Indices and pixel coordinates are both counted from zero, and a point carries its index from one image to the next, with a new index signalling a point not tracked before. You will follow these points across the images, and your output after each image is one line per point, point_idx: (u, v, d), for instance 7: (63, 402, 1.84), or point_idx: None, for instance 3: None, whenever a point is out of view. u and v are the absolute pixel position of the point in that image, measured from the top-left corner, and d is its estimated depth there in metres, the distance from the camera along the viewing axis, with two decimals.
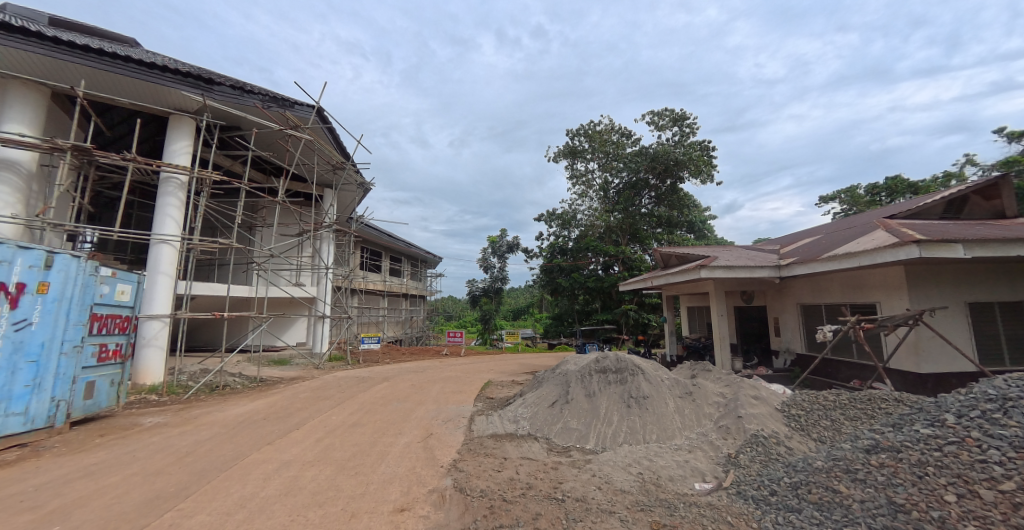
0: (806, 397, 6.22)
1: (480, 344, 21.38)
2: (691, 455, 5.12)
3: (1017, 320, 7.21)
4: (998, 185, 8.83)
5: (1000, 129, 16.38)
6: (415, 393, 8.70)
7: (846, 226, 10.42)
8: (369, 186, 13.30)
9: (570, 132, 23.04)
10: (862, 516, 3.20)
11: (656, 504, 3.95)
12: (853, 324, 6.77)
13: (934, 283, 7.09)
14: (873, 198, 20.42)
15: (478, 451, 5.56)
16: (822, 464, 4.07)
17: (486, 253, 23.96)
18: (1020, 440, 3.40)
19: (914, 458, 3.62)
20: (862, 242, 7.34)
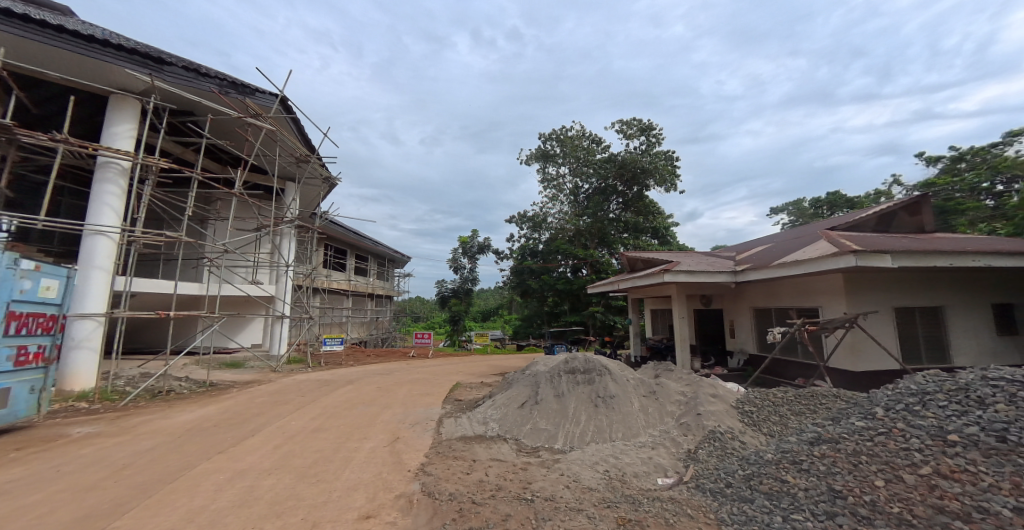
0: (758, 394, 6.51)
1: (450, 345, 21.53)
2: (654, 451, 5.21)
3: (937, 323, 7.89)
4: (920, 203, 9.73)
5: (920, 154, 18.24)
6: (382, 396, 8.43)
7: (794, 235, 11.07)
8: (335, 181, 12.68)
9: (542, 135, 23.15)
10: (807, 503, 3.35)
11: (622, 500, 3.98)
12: (801, 325, 7.15)
13: (869, 289, 7.65)
14: (816, 211, 22.19)
15: (447, 454, 5.41)
16: (772, 456, 4.25)
17: (456, 253, 23.63)
18: (938, 427, 3.69)
19: (850, 448, 3.83)
20: (809, 250, 7.80)
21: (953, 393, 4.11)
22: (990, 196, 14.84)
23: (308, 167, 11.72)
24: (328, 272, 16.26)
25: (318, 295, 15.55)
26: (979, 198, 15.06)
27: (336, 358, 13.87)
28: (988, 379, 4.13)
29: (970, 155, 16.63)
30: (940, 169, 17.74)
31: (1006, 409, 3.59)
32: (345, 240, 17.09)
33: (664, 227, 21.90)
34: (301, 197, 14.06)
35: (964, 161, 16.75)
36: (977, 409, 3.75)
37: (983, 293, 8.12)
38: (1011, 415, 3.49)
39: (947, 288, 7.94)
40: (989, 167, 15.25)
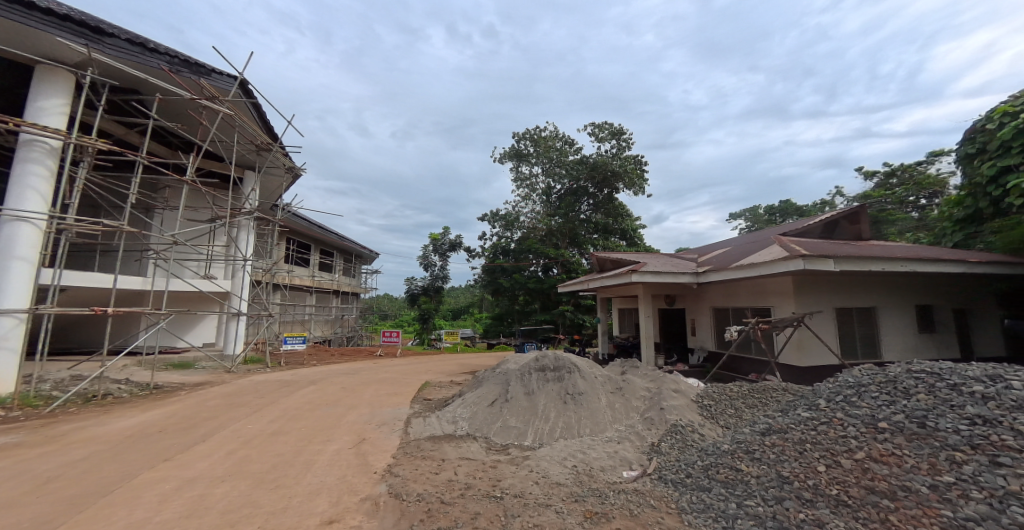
0: (716, 389, 6.71)
1: (418, 344, 21.08)
2: (620, 445, 5.24)
3: (871, 322, 8.44)
4: (858, 213, 10.39)
5: (859, 169, 19.63)
6: (347, 396, 8.10)
7: (750, 240, 11.59)
8: (299, 172, 12.07)
9: (516, 135, 23.10)
10: (759, 490, 3.50)
11: (589, 493, 3.97)
12: (755, 324, 7.47)
13: (815, 291, 8.09)
14: (770, 218, 23.45)
15: (415, 454, 5.23)
16: (728, 446, 4.36)
17: (427, 250, 23.17)
18: (869, 415, 3.88)
19: (797, 437, 3.97)
20: (763, 254, 8.15)
21: (882, 385, 4.30)
22: (915, 208, 16.07)
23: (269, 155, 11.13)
24: (290, 268, 15.50)
25: (278, 291, 14.81)
26: (907, 210, 16.32)
27: (297, 358, 13.21)
28: (913, 370, 4.35)
29: (900, 171, 17.90)
30: (875, 183, 19.13)
31: (927, 398, 3.80)
32: (309, 234, 16.39)
33: (633, 229, 22.26)
34: (262, 187, 13.33)
35: (895, 177, 18.03)
36: (903, 398, 3.95)
37: (912, 295, 8.73)
38: (931, 403, 3.71)
39: (881, 290, 8.51)
40: (915, 183, 16.50)
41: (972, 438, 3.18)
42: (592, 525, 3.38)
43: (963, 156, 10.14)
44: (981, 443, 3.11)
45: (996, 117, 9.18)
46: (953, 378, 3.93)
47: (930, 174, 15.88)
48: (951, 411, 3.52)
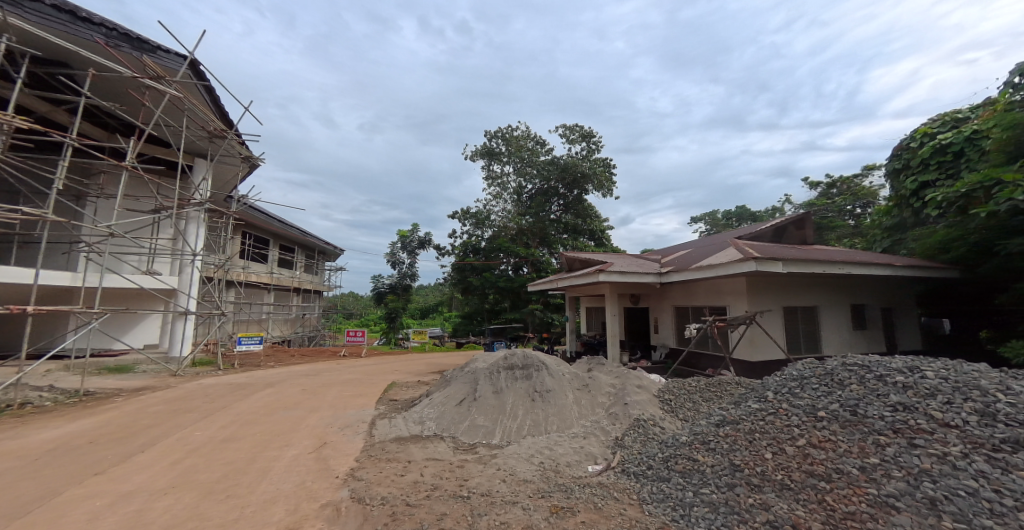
0: (676, 384, 6.87)
1: (385, 343, 20.48)
2: (586, 441, 5.23)
3: (813, 320, 8.90)
4: (803, 220, 10.96)
5: (807, 179, 20.88)
6: (308, 399, 7.68)
7: (709, 242, 12.01)
8: (257, 162, 11.37)
9: (488, 133, 22.89)
10: (713, 478, 3.59)
11: (555, 488, 3.92)
12: (712, 322, 7.74)
13: (766, 291, 8.47)
14: (727, 223, 24.54)
15: (380, 456, 4.99)
16: (686, 438, 4.41)
17: (395, 247, 22.57)
18: (810, 405, 4.02)
19: (748, 427, 4.06)
20: (720, 256, 8.44)
21: (821, 378, 4.42)
22: (852, 217, 17.28)
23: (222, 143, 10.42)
24: (245, 263, 14.61)
25: (232, 289, 13.94)
26: (845, 218, 17.55)
27: (253, 359, 12.45)
28: (848, 363, 4.49)
29: (839, 183, 19.19)
30: (819, 193, 20.40)
31: (858, 389, 3.94)
32: (267, 228, 15.53)
33: (601, 230, 22.57)
34: (215, 176, 12.49)
35: (834, 189, 19.31)
36: (838, 389, 4.09)
37: (850, 295, 9.26)
38: (861, 393, 3.86)
39: (823, 290, 8.99)
40: (851, 193, 17.72)
41: (894, 422, 3.36)
42: (558, 521, 3.33)
43: (889, 171, 11.00)
44: (901, 427, 3.29)
45: (917, 136, 10.10)
46: (879, 370, 4.09)
47: (864, 186, 17.10)
48: (877, 399, 3.69)
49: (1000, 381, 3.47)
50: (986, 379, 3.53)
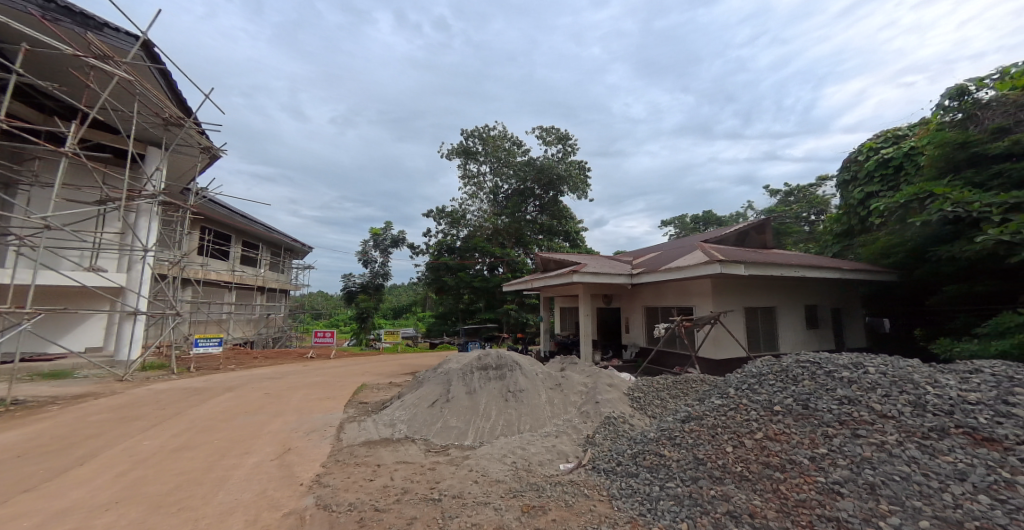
0: (645, 382, 6.91)
1: (356, 344, 19.87)
2: (558, 439, 5.17)
3: (771, 320, 9.21)
4: (764, 225, 11.39)
5: (769, 187, 21.82)
6: (270, 403, 7.27)
7: (678, 245, 12.29)
8: (217, 152, 10.72)
9: (464, 132, 22.62)
10: (678, 473, 3.58)
11: (527, 488, 3.82)
12: (679, 321, 7.88)
13: (730, 292, 8.71)
14: (695, 227, 25.32)
15: (348, 461, 4.74)
16: (653, 434, 4.36)
17: (367, 245, 21.94)
18: (767, 399, 4.03)
19: (711, 421, 4.04)
20: (687, 258, 8.61)
21: (777, 375, 4.39)
22: (807, 223, 18.19)
23: (178, 131, 9.78)
24: (204, 259, 13.78)
25: (189, 287, 13.17)
26: (801, 224, 18.45)
27: (210, 362, 11.74)
28: (801, 360, 4.52)
29: (796, 192, 20.15)
30: (779, 200, 21.33)
31: (810, 383, 4.01)
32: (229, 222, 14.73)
33: (576, 232, 22.71)
34: (170, 166, 11.72)
35: (793, 197, 20.27)
36: (791, 384, 4.13)
37: (805, 297, 9.66)
38: (812, 387, 3.93)
39: (781, 292, 9.33)
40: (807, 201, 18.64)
41: (840, 414, 3.45)
42: (529, 520, 3.25)
43: (839, 183, 11.56)
44: (847, 419, 3.39)
45: (863, 150, 10.71)
46: (828, 366, 4.17)
47: (817, 194, 18.06)
48: (825, 393, 3.77)
49: (929, 375, 3.66)
50: (918, 373, 3.72)
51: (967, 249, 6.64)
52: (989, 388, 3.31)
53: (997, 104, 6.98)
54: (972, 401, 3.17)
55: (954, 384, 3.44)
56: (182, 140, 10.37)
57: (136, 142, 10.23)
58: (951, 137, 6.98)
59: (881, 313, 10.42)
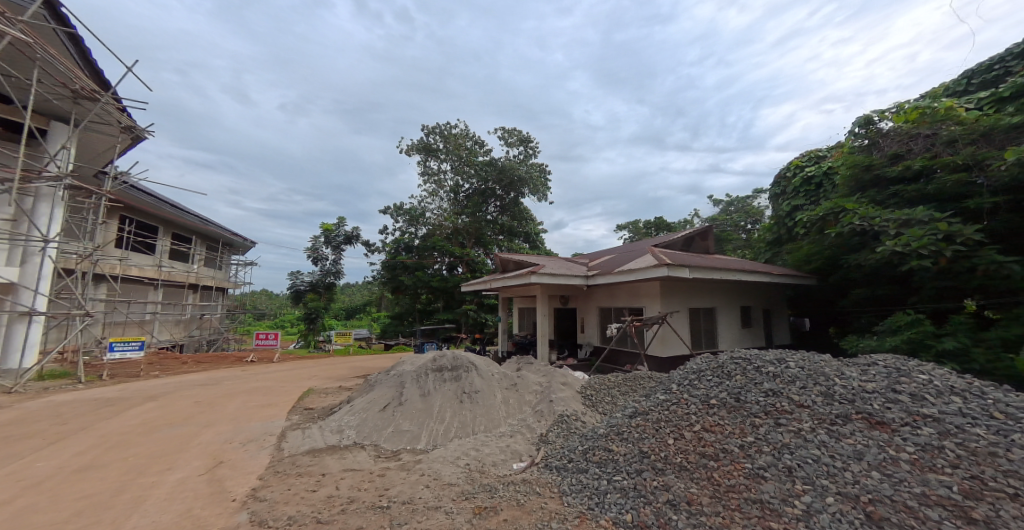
0: (597, 380, 7.10)
1: (303, 346, 18.86)
2: (512, 439, 5.21)
3: (712, 319, 9.84)
4: (707, 232, 12.13)
5: (715, 197, 23.27)
6: (202, 413, 6.73)
7: (629, 249, 12.79)
8: (142, 133, 9.73)
9: (425, 128, 22.18)
10: (625, 466, 3.71)
11: (480, 489, 3.82)
12: (630, 321, 8.22)
13: (676, 293, 9.19)
14: (647, 232, 26.47)
15: (289, 472, 4.49)
16: (602, 430, 4.49)
17: (318, 241, 20.91)
18: (705, 394, 4.29)
19: (655, 416, 4.23)
20: (638, 261, 8.98)
21: (714, 371, 4.68)
22: (746, 231, 19.62)
23: (93, 106, 8.77)
24: (123, 254, 12.44)
25: (104, 284, 11.82)
26: (739, 232, 19.84)
27: (129, 368, 10.63)
28: (735, 357, 4.85)
29: (737, 202, 21.67)
30: (721, 209, 22.81)
31: (741, 378, 4.31)
32: (157, 213, 13.46)
33: (535, 233, 22.97)
34: (87, 147, 10.53)
35: (734, 206, 21.76)
36: (726, 379, 4.43)
37: (741, 297, 10.44)
38: (743, 381, 4.23)
39: (721, 294, 10.00)
40: (745, 211, 20.09)
41: (766, 405, 3.75)
42: (481, 521, 3.25)
43: (771, 195, 12.58)
44: (771, 410, 3.69)
45: (791, 167, 11.69)
46: (757, 362, 4.51)
47: (753, 205, 19.51)
48: (754, 387, 4.08)
49: (838, 368, 4.08)
50: (829, 366, 4.13)
51: (869, 258, 7.47)
52: (883, 378, 3.77)
53: (893, 133, 7.86)
54: (869, 390, 3.59)
55: (856, 375, 3.86)
56: (99, 117, 9.33)
57: (36, 115, 9.04)
58: (859, 160, 7.91)
59: (801, 313, 11.29)
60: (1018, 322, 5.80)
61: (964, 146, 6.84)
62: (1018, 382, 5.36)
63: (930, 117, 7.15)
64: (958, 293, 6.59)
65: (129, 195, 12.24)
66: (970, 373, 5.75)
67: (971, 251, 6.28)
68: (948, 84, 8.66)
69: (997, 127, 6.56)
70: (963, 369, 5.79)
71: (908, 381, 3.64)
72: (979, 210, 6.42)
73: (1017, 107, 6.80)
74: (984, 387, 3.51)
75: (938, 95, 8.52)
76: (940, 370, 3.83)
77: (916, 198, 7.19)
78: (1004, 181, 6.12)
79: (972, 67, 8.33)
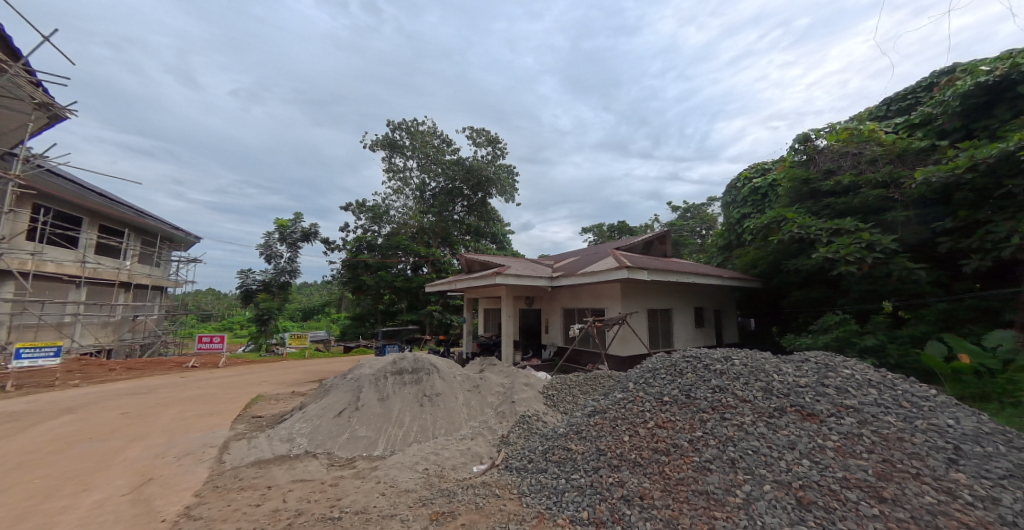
0: (559, 380, 7.17)
1: (254, 350, 17.81)
2: (473, 441, 5.16)
3: (669, 320, 10.22)
4: (665, 237, 12.60)
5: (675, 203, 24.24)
6: (131, 425, 6.16)
7: (592, 251, 13.06)
8: (61, 111, 8.79)
9: (391, 123, 21.65)
10: (583, 465, 3.75)
11: (438, 494, 3.74)
12: (592, 322, 8.38)
13: (636, 295, 9.48)
14: (610, 235, 27.18)
15: (231, 486, 4.20)
16: (562, 429, 4.53)
17: (271, 238, 19.84)
18: (659, 391, 4.43)
19: (613, 414, 4.31)
20: (601, 264, 9.17)
21: (667, 369, 4.84)
22: (700, 237, 20.59)
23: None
24: (38, 248, 11.17)
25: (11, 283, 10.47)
26: (695, 237, 20.79)
27: (43, 377, 9.53)
28: (687, 355, 5.05)
29: (693, 208, 22.70)
30: (678, 215, 23.82)
31: (691, 376, 4.48)
32: (79, 202, 12.24)
33: (502, 234, 22.98)
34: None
35: (691, 212, 22.77)
36: (678, 376, 4.59)
37: (696, 299, 10.93)
38: (692, 379, 4.40)
39: (677, 295, 10.42)
40: (701, 218, 21.07)
41: (713, 401, 3.91)
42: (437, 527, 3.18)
43: (723, 204, 13.25)
44: (717, 405, 3.85)
45: (741, 179, 12.38)
46: (706, 360, 4.72)
47: (708, 213, 20.49)
48: (703, 383, 4.25)
49: (776, 364, 4.34)
50: (769, 363, 4.39)
51: (806, 264, 8.03)
52: (814, 373, 4.05)
53: (826, 150, 8.52)
54: (802, 384, 3.85)
55: (791, 371, 4.12)
56: (8, 91, 8.33)
57: None
58: (798, 174, 8.47)
59: (748, 313, 11.97)
60: (928, 323, 6.46)
61: (884, 165, 7.54)
62: (924, 375, 5.99)
63: (857, 137, 7.84)
64: (877, 296, 7.21)
65: (45, 181, 11.04)
66: (886, 367, 6.35)
67: (888, 258, 6.87)
68: (871, 109, 9.50)
69: (909, 150, 7.36)
70: (880, 363, 6.36)
71: (835, 375, 3.94)
72: (895, 223, 7.10)
73: (925, 133, 7.58)
74: (895, 379, 3.88)
75: (863, 118, 9.35)
76: (861, 364, 4.17)
77: (844, 210, 7.83)
78: (916, 197, 6.80)
79: (890, 96, 9.19)
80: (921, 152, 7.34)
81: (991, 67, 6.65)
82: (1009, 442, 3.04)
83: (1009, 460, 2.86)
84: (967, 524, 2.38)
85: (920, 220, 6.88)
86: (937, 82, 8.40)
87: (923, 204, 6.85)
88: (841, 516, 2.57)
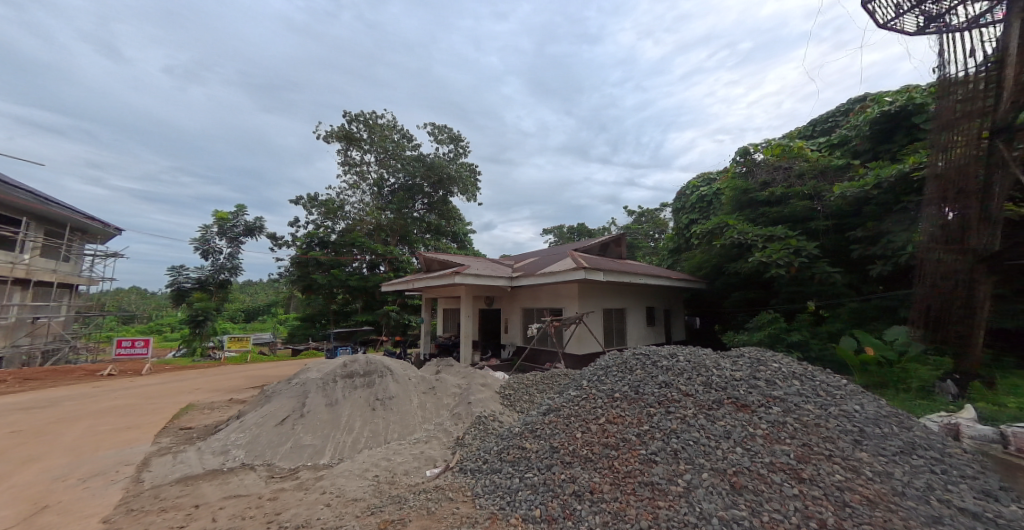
0: (517, 379, 7.15)
1: (187, 354, 16.37)
2: (427, 445, 5.01)
3: (623, 319, 10.55)
4: (620, 240, 13.04)
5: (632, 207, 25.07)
6: (28, 445, 5.42)
7: (551, 252, 13.22)
8: None
9: (346, 115, 20.74)
10: (536, 463, 3.73)
11: (388, 502, 3.57)
12: (549, 321, 8.46)
13: (592, 295, 9.70)
14: (570, 236, 27.69)
15: (150, 508, 3.80)
16: (517, 428, 4.49)
17: (209, 232, 18.34)
18: (610, 388, 4.51)
19: (566, 412, 4.34)
20: (560, 264, 9.29)
21: (619, 366, 4.95)
22: (653, 240, 21.46)
23: None
24: None
25: None
26: (648, 241, 21.63)
27: None
28: (637, 352, 5.19)
29: (647, 213, 23.60)
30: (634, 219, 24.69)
31: (640, 373, 4.61)
32: None
33: (463, 233, 22.76)
34: None
35: (646, 217, 23.65)
36: (628, 373, 4.70)
37: (648, 299, 11.36)
38: (641, 376, 4.52)
39: (631, 296, 10.78)
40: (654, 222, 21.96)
41: (660, 396, 4.04)
42: None
43: (673, 210, 13.88)
44: (663, 399, 3.97)
45: (690, 187, 13.02)
46: (654, 357, 4.87)
47: (661, 217, 21.41)
48: (651, 380, 4.38)
49: (715, 360, 4.55)
50: (709, 358, 4.60)
51: (744, 267, 8.56)
52: (747, 366, 4.28)
53: (762, 163, 9.16)
54: (737, 377, 4.05)
55: (728, 365, 4.35)
56: None
57: None
58: (738, 184, 9.02)
59: (695, 312, 12.63)
60: (841, 320, 7.13)
61: (809, 179, 8.17)
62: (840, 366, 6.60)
63: (788, 153, 8.50)
64: (802, 296, 7.77)
65: None
66: (810, 361, 6.92)
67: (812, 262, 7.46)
68: (800, 128, 10.31)
69: (829, 167, 8.04)
70: (804, 358, 6.93)
71: (765, 368, 4.20)
72: (818, 231, 7.76)
73: (842, 152, 8.34)
74: (814, 370, 4.20)
75: (793, 136, 10.14)
76: (788, 358, 4.48)
77: (777, 218, 8.42)
78: (835, 209, 7.48)
79: (816, 117, 10.05)
80: (838, 169, 8.06)
81: (894, 97, 7.46)
82: (901, 423, 3.40)
83: (900, 439, 3.20)
84: (869, 498, 2.62)
85: (838, 229, 7.55)
86: (853, 108, 9.30)
87: (841, 215, 7.55)
88: (767, 497, 2.72)
